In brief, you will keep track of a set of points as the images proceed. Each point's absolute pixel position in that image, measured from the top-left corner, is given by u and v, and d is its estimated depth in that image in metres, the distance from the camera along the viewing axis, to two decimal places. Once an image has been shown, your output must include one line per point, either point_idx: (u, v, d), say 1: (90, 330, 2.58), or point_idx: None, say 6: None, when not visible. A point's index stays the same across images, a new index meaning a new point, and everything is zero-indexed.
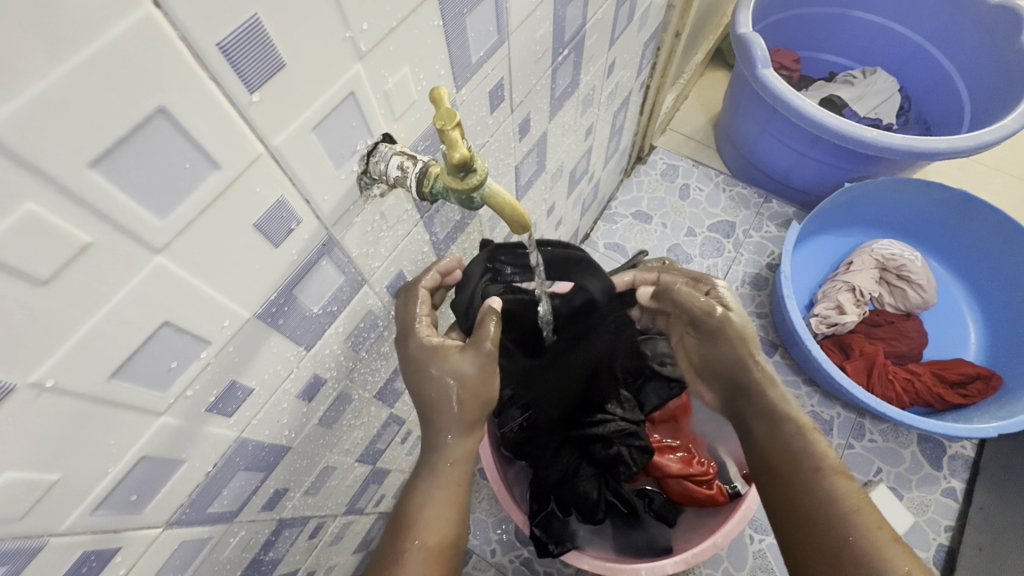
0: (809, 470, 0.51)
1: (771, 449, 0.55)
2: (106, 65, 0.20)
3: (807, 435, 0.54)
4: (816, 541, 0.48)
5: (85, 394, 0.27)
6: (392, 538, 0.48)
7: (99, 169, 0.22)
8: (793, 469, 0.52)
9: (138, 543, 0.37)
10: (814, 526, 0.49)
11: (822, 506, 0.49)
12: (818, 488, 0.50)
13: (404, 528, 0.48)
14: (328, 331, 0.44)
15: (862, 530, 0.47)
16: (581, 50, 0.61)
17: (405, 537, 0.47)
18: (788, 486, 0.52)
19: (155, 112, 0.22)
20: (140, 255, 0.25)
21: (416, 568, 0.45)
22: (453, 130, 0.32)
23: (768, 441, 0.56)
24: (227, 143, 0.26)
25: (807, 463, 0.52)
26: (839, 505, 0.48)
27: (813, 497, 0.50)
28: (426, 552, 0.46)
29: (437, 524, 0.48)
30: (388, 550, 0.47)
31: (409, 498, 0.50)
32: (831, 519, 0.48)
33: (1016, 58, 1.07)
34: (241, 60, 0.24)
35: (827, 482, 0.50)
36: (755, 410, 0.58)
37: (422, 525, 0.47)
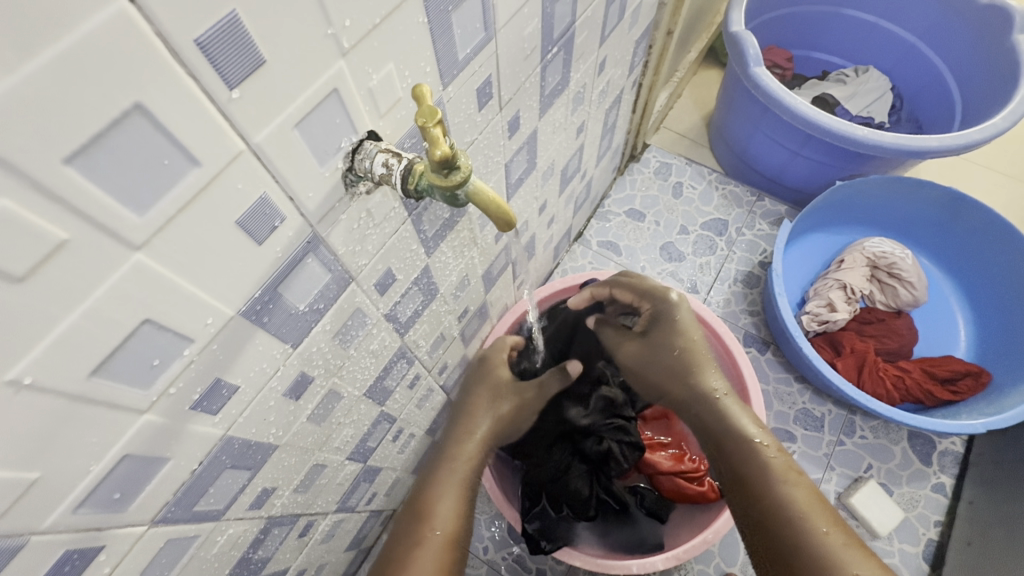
0: (760, 477, 0.55)
1: (727, 461, 0.59)
2: (80, 60, 0.20)
3: (754, 444, 0.58)
4: (772, 549, 0.51)
5: (64, 392, 0.27)
6: (412, 526, 0.54)
7: (74, 166, 0.22)
8: (745, 480, 0.56)
9: (123, 542, 0.37)
10: (769, 535, 0.52)
11: (774, 511, 0.52)
12: (770, 495, 0.53)
13: (425, 521, 0.54)
14: (315, 329, 0.43)
15: (813, 533, 0.49)
16: (570, 48, 0.61)
17: (424, 528, 0.54)
18: (744, 495, 0.56)
19: (132, 108, 0.22)
20: (119, 252, 0.25)
21: (436, 553, 0.51)
22: (434, 127, 0.32)
23: (721, 455, 0.60)
24: (207, 140, 0.26)
25: (758, 471, 0.56)
26: (789, 509, 0.51)
27: (766, 505, 0.53)
28: (444, 540, 0.53)
29: (449, 517, 0.55)
30: (406, 539, 0.53)
31: (424, 499, 0.57)
32: (782, 524, 0.51)
33: (1006, 57, 1.08)
34: (219, 55, 0.24)
35: (777, 489, 0.53)
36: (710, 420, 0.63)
37: (439, 518, 0.54)
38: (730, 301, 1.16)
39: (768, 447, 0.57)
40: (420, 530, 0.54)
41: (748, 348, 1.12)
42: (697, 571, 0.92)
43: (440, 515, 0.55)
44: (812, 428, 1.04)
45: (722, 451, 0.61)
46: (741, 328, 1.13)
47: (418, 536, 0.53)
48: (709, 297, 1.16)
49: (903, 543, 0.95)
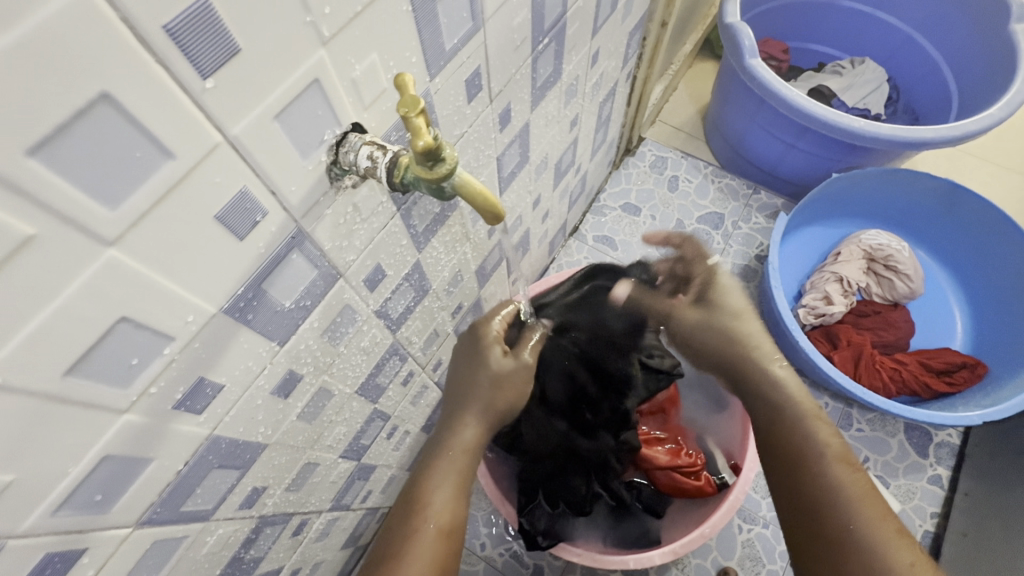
0: (813, 457, 0.56)
1: (781, 436, 0.60)
2: (40, 47, 0.19)
3: (813, 426, 0.59)
4: (817, 527, 0.52)
5: (36, 392, 0.26)
6: (404, 517, 0.53)
7: (38, 158, 0.21)
8: (802, 456, 0.57)
9: (107, 544, 0.36)
10: (821, 512, 0.52)
11: (829, 491, 0.53)
12: (827, 475, 0.54)
13: (419, 511, 0.53)
14: (303, 326, 0.43)
15: (865, 517, 0.50)
16: (562, 39, 0.60)
17: (417, 519, 0.52)
18: (795, 472, 0.56)
19: (98, 98, 0.22)
20: (91, 248, 0.24)
21: (429, 547, 0.51)
22: (417, 117, 0.31)
23: (775, 429, 0.61)
24: (181, 132, 0.25)
25: (813, 452, 0.56)
26: (845, 493, 0.52)
27: (819, 485, 0.54)
28: (439, 533, 0.52)
29: (445, 509, 0.54)
30: (395, 534, 0.52)
31: (420, 483, 0.55)
32: (838, 505, 0.52)
33: (1002, 48, 1.07)
34: (190, 43, 0.23)
35: (833, 469, 0.54)
36: (766, 397, 0.64)
37: (434, 508, 0.53)
38: None
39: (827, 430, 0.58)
40: (414, 525, 0.52)
41: None
42: (694, 565, 0.92)
43: (435, 507, 0.53)
44: None
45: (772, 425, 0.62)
46: None
47: (409, 531, 0.52)
48: None
49: None
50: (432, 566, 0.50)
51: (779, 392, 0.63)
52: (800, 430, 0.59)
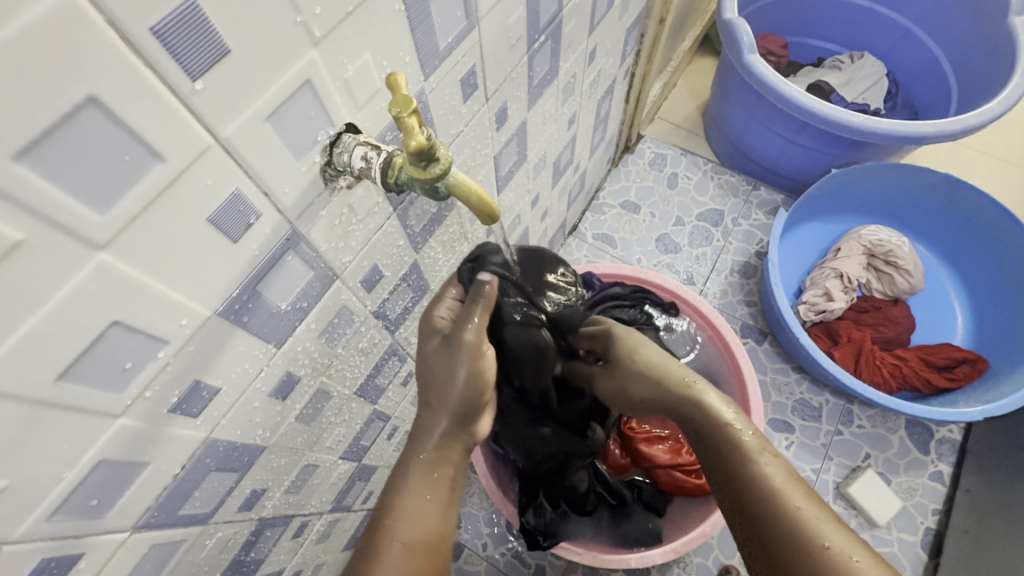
0: (732, 459, 0.51)
1: (703, 446, 0.56)
2: (25, 50, 0.19)
3: (726, 423, 0.54)
4: (749, 535, 0.47)
5: (28, 398, 0.26)
6: (371, 533, 0.47)
7: (25, 163, 0.21)
8: (721, 459, 0.52)
9: (103, 549, 0.36)
10: (748, 520, 0.47)
11: (748, 489, 0.48)
12: (745, 471, 0.50)
13: (385, 527, 0.47)
14: (300, 328, 0.43)
15: (784, 511, 0.45)
16: (558, 36, 0.60)
17: (390, 529, 0.47)
18: (720, 478, 0.52)
19: (84, 102, 0.21)
20: (81, 252, 0.24)
21: (398, 564, 0.45)
22: (410, 117, 0.31)
23: (697, 440, 0.57)
24: (171, 135, 0.25)
25: (732, 450, 0.52)
26: (762, 487, 0.48)
27: (739, 486, 0.49)
28: (406, 548, 0.46)
29: (425, 523, 0.48)
30: (364, 551, 0.46)
31: (391, 496, 0.50)
32: (758, 504, 0.47)
33: (1001, 41, 1.06)
34: (179, 44, 0.23)
35: (752, 466, 0.49)
36: (684, 417, 0.59)
37: (402, 523, 0.47)
38: (727, 292, 1.15)
39: (741, 425, 0.54)
40: (382, 539, 0.46)
41: (745, 339, 1.11)
42: (695, 563, 0.92)
43: (408, 519, 0.48)
44: (809, 418, 1.03)
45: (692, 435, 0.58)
46: (737, 319, 1.12)
47: (378, 545, 0.46)
48: (704, 289, 1.15)
49: (901, 532, 0.95)
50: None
51: (694, 404, 0.58)
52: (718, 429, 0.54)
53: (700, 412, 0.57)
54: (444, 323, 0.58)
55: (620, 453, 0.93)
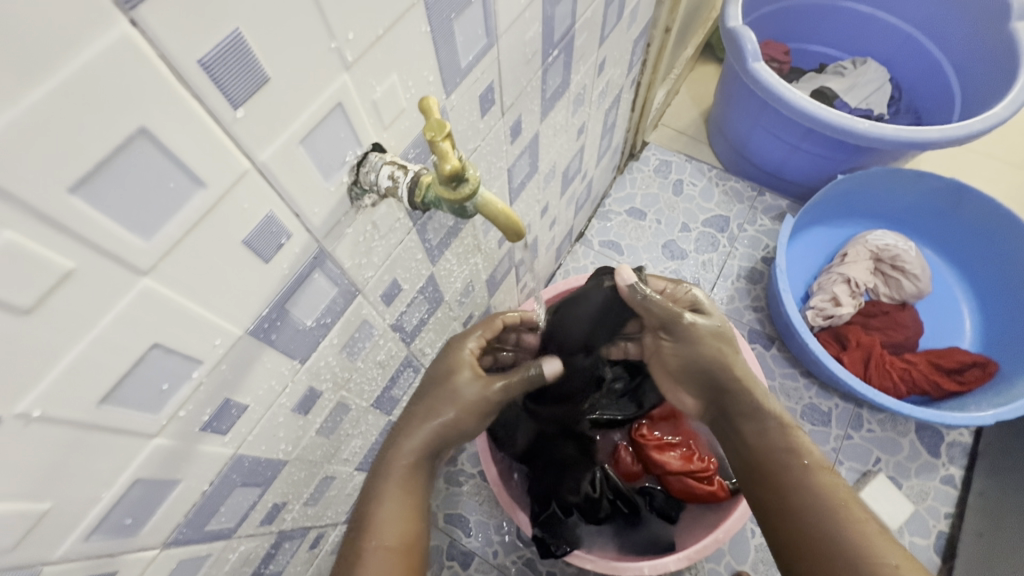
0: (797, 469, 0.53)
1: (759, 449, 0.57)
2: (84, 86, 0.19)
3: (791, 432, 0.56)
4: (804, 539, 0.50)
5: (72, 422, 0.26)
6: (353, 536, 0.51)
7: (79, 195, 0.21)
8: (781, 465, 0.54)
9: (135, 566, 0.37)
10: (808, 529, 0.50)
11: (812, 500, 0.51)
12: (807, 485, 0.52)
13: (365, 529, 0.51)
14: (323, 343, 0.43)
15: (849, 525, 0.48)
16: (571, 50, 0.60)
17: (367, 538, 0.50)
18: (777, 485, 0.54)
19: (136, 133, 0.22)
20: (127, 278, 0.25)
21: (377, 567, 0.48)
22: (443, 141, 0.31)
23: (753, 442, 0.58)
24: (213, 161, 0.25)
25: (794, 463, 0.54)
26: (828, 500, 0.50)
27: (801, 498, 0.52)
28: (386, 551, 0.49)
29: (397, 527, 0.51)
30: (347, 554, 0.50)
31: (369, 499, 0.52)
32: (824, 517, 0.50)
33: (1003, 46, 1.07)
34: (223, 74, 0.24)
35: (819, 479, 0.52)
36: (737, 417, 0.60)
37: (380, 526, 0.50)
38: (734, 297, 1.15)
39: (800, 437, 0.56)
40: (359, 544, 0.50)
41: (753, 344, 1.11)
42: (708, 569, 0.92)
43: (383, 525, 0.50)
44: (819, 423, 1.03)
45: (741, 440, 0.59)
46: (745, 325, 1.13)
47: (358, 551, 0.49)
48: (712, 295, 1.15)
49: (914, 536, 0.95)
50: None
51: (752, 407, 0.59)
52: (772, 441, 0.56)
53: (758, 417, 0.58)
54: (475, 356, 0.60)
55: (632, 460, 0.93)
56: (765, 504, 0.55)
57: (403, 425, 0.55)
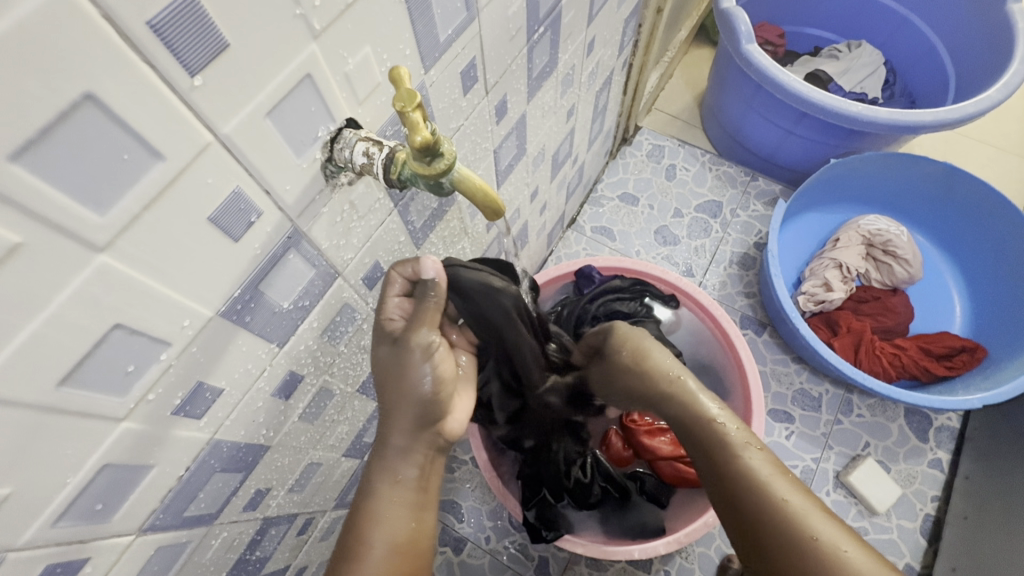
0: (720, 455, 0.52)
1: (688, 441, 0.56)
2: (14, 46, 0.18)
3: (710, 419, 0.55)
4: (738, 525, 0.49)
5: (31, 404, 0.25)
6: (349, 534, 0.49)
7: (22, 163, 0.20)
8: (706, 454, 0.53)
9: (110, 552, 0.36)
10: (735, 508, 0.50)
11: (737, 485, 0.50)
12: (735, 466, 0.51)
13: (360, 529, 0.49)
14: (303, 327, 0.42)
15: (773, 504, 0.47)
16: (558, 27, 0.59)
17: (370, 534, 0.49)
18: (707, 474, 0.53)
19: (82, 99, 0.21)
20: (81, 254, 0.24)
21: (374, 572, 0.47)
22: (414, 112, 0.30)
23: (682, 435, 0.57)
24: (171, 132, 0.24)
25: (717, 448, 0.53)
26: (752, 482, 0.49)
27: (730, 479, 0.51)
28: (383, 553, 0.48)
29: (400, 524, 0.50)
30: (345, 547, 0.49)
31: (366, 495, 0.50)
32: (749, 498, 0.49)
33: (999, 28, 1.06)
34: (178, 39, 0.23)
35: (740, 463, 0.51)
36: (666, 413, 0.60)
37: (375, 528, 0.49)
38: (726, 283, 1.15)
39: (725, 419, 0.55)
40: (358, 545, 0.48)
41: (745, 330, 1.11)
42: (698, 553, 0.93)
43: (383, 522, 0.49)
44: (809, 408, 1.04)
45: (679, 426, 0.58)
46: (737, 311, 1.12)
47: (355, 551, 0.48)
48: (704, 281, 1.15)
49: (901, 519, 0.96)
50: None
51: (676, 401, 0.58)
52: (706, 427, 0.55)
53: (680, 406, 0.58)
54: (395, 327, 0.49)
55: (622, 445, 0.94)
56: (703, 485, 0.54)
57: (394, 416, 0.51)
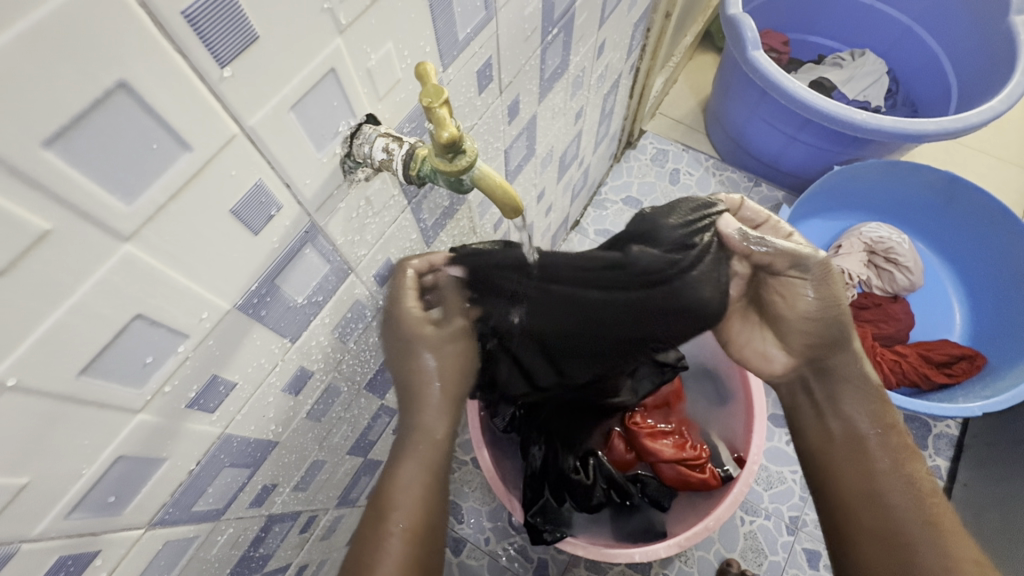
0: (884, 457, 0.55)
1: (849, 429, 0.58)
2: (53, 34, 0.18)
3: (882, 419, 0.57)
4: (886, 519, 0.51)
5: (52, 393, 0.25)
6: (372, 518, 0.49)
7: (54, 149, 0.20)
8: (868, 450, 0.56)
9: (120, 546, 0.36)
10: (891, 504, 0.52)
11: (899, 487, 0.52)
12: (894, 473, 0.54)
13: (385, 514, 0.49)
14: (315, 323, 0.42)
15: (931, 514, 0.50)
16: (571, 29, 0.59)
17: (388, 521, 0.48)
18: (864, 465, 0.55)
19: (116, 87, 0.21)
20: (107, 243, 0.24)
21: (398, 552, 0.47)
22: (440, 107, 0.30)
23: (840, 421, 0.59)
24: (199, 122, 0.24)
25: (882, 450, 0.55)
26: (915, 490, 0.52)
27: (887, 482, 0.53)
28: (407, 534, 0.48)
29: (423, 509, 0.50)
30: (369, 530, 0.49)
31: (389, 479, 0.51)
32: (910, 501, 0.51)
33: (1001, 39, 1.07)
34: (209, 30, 0.23)
35: (904, 469, 0.54)
36: (828, 394, 0.61)
37: (399, 510, 0.49)
38: None
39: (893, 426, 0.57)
40: (381, 531, 0.48)
41: None
42: (697, 557, 0.93)
43: (401, 507, 0.49)
44: None
45: (825, 415, 0.60)
46: None
47: (380, 535, 0.48)
48: None
49: None
50: (403, 568, 0.46)
51: (854, 384, 0.59)
52: (859, 426, 0.57)
53: (848, 384, 0.60)
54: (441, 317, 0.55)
55: (625, 449, 0.92)
56: (846, 479, 0.55)
57: (418, 411, 0.54)
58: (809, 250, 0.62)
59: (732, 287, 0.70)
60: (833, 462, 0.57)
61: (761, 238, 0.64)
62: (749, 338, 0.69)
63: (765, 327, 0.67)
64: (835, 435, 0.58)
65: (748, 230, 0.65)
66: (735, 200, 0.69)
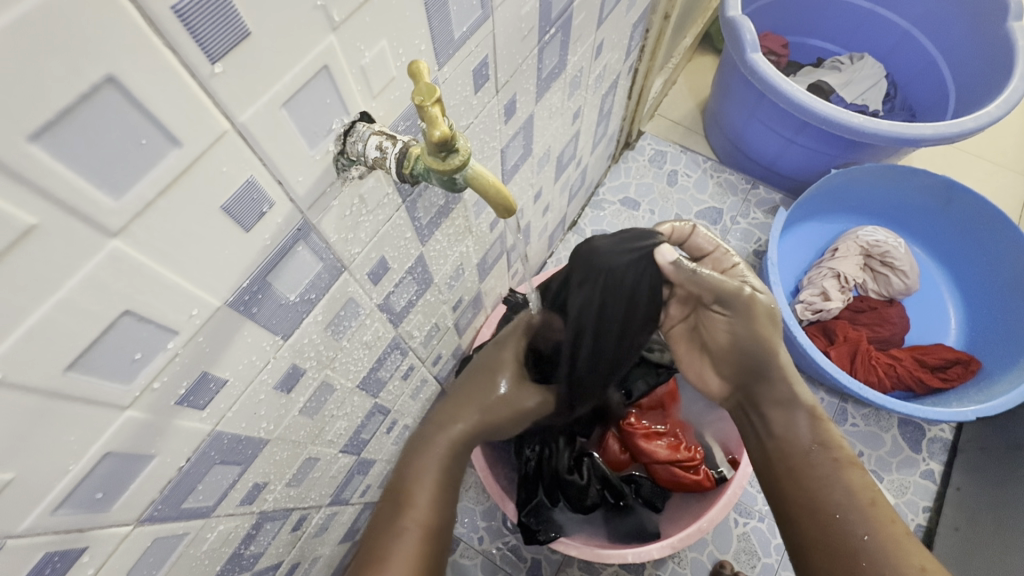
0: (821, 467, 0.54)
1: (784, 445, 0.58)
2: (37, 27, 0.18)
3: (813, 430, 0.57)
4: (830, 534, 0.51)
5: (37, 389, 0.25)
6: (390, 513, 0.53)
7: (40, 144, 0.20)
8: (804, 463, 0.55)
9: (107, 542, 0.36)
10: (829, 517, 0.51)
11: (837, 499, 0.52)
12: (836, 485, 0.53)
13: (404, 510, 0.53)
14: (307, 320, 0.42)
15: (875, 522, 0.50)
16: (568, 29, 0.59)
17: (404, 517, 0.52)
18: (802, 480, 0.55)
19: (103, 81, 0.21)
20: (94, 238, 0.23)
21: (409, 548, 0.50)
22: (433, 106, 0.30)
23: (777, 438, 0.58)
24: (190, 117, 0.24)
25: (820, 460, 0.55)
26: (855, 500, 0.51)
27: (827, 493, 0.53)
28: (420, 531, 0.52)
29: (436, 511, 0.54)
30: (385, 522, 0.53)
31: (407, 477, 0.56)
32: (852, 511, 0.51)
33: (999, 44, 1.07)
34: (200, 26, 0.22)
35: (843, 478, 0.53)
36: (763, 413, 0.61)
37: (417, 508, 0.53)
38: None
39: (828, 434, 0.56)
40: (396, 524, 0.52)
41: None
42: (690, 558, 0.93)
43: (419, 504, 0.54)
44: None
45: (763, 433, 0.60)
46: None
47: (395, 527, 0.52)
48: None
49: None
50: (414, 564, 0.49)
51: (788, 400, 0.59)
52: (797, 441, 0.57)
53: (783, 399, 0.59)
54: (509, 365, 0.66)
55: (620, 449, 0.92)
56: (788, 496, 0.55)
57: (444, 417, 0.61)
58: (736, 287, 0.61)
59: (672, 309, 0.69)
60: (774, 483, 0.57)
61: (697, 270, 0.63)
62: (691, 361, 0.69)
63: (704, 353, 0.68)
64: (773, 454, 0.58)
65: (683, 260, 0.63)
66: (686, 227, 0.67)
